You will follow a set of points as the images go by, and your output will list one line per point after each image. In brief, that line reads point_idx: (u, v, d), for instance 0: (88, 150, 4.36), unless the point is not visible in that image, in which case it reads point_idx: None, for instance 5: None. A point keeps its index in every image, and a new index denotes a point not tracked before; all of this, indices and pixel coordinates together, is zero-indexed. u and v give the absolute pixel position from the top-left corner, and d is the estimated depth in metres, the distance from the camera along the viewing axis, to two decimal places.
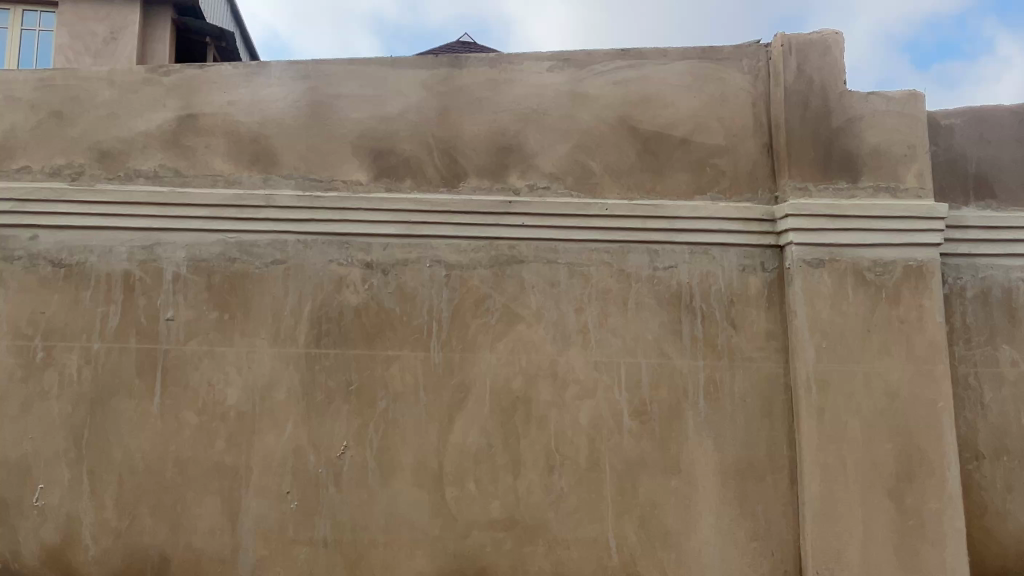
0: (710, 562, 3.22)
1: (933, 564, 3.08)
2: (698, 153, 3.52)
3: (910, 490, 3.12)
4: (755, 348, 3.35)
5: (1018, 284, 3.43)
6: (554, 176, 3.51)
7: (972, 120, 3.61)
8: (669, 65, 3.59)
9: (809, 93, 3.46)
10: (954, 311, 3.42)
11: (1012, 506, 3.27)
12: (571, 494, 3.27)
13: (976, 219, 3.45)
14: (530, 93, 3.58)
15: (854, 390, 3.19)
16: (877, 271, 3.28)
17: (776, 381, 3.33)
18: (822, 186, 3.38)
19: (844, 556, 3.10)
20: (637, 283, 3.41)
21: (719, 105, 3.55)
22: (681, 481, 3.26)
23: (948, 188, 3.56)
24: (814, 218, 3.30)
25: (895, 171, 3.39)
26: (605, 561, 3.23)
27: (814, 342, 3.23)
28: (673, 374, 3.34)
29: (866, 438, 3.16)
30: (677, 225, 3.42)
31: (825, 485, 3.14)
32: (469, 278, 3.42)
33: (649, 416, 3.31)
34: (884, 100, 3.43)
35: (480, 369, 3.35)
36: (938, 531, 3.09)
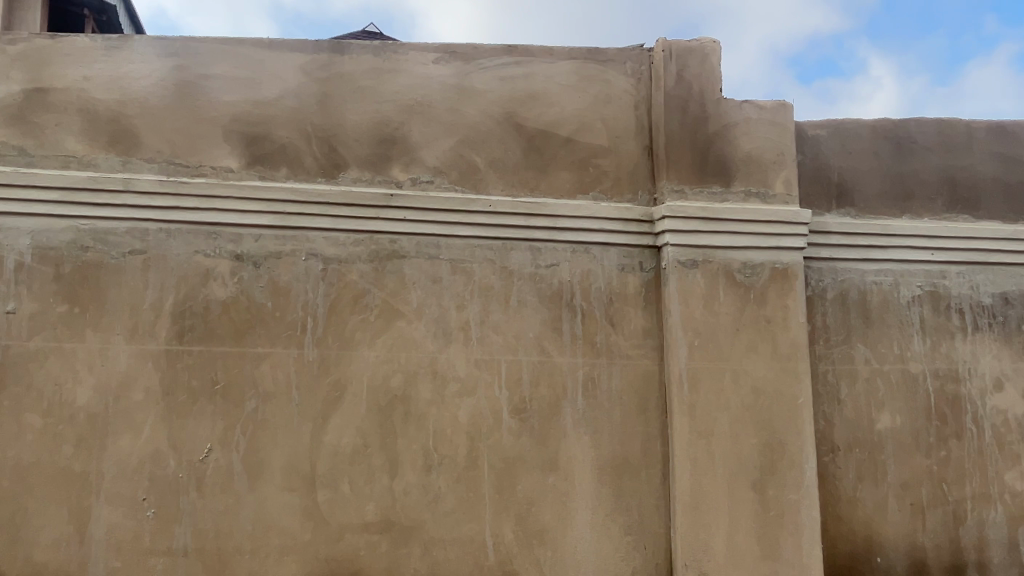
0: (585, 557, 3.25)
1: (791, 552, 3.24)
2: (582, 152, 3.55)
3: (772, 482, 3.27)
4: (632, 346, 3.42)
5: (871, 287, 3.68)
6: (438, 170, 3.44)
7: (836, 132, 3.83)
8: (556, 65, 3.60)
9: (688, 98, 3.56)
10: (816, 312, 3.62)
11: (862, 494, 3.51)
12: (448, 494, 3.22)
13: (836, 226, 3.67)
14: (414, 84, 3.49)
15: (723, 387, 3.31)
16: (747, 272, 3.42)
17: (652, 379, 3.41)
18: (698, 190, 3.49)
19: (711, 547, 3.21)
20: (519, 280, 3.40)
21: (603, 106, 3.60)
22: (559, 477, 3.28)
23: (814, 195, 3.75)
24: (689, 220, 3.40)
25: (765, 177, 3.54)
26: (481, 561, 3.19)
27: (686, 340, 3.33)
28: (553, 371, 3.35)
29: (733, 432, 3.28)
30: (559, 223, 3.43)
31: (694, 479, 3.24)
32: (347, 272, 3.30)
33: (528, 414, 3.30)
34: (756, 109, 3.58)
35: (358, 367, 3.24)
36: (795, 520, 3.26)
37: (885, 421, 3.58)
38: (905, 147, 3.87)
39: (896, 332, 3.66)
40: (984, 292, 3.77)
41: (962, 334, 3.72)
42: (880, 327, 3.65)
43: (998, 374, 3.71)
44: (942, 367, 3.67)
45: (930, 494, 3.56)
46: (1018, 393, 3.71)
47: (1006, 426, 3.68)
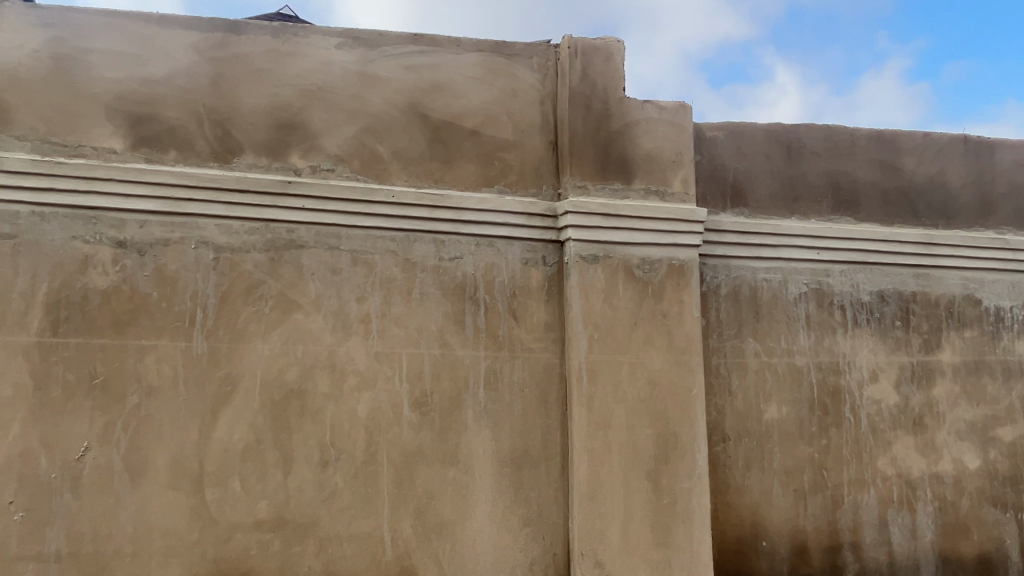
0: (484, 550, 3.26)
1: (682, 539, 3.35)
2: (487, 145, 3.54)
3: (665, 471, 3.38)
4: (534, 340, 3.45)
5: (762, 284, 3.85)
6: (339, 159, 3.35)
7: (732, 135, 3.98)
8: (462, 56, 3.57)
9: (592, 95, 3.60)
10: (710, 307, 3.75)
11: (749, 481, 3.67)
12: (345, 490, 3.15)
13: (730, 224, 3.81)
14: (315, 68, 3.38)
15: (620, 379, 3.39)
16: (645, 268, 3.51)
17: (553, 371, 3.45)
18: (600, 186, 3.54)
19: (607, 536, 3.28)
20: (422, 273, 3.36)
21: (509, 100, 3.60)
22: (459, 471, 3.27)
23: (710, 195, 3.89)
24: (591, 216, 3.45)
25: (664, 175, 3.63)
26: (378, 557, 3.15)
27: (586, 334, 3.38)
28: (455, 364, 3.34)
29: (629, 423, 3.37)
30: (463, 215, 3.41)
31: (591, 469, 3.30)
32: (241, 262, 3.17)
33: (429, 407, 3.27)
34: (657, 109, 3.68)
35: (251, 361, 3.13)
36: (687, 507, 3.38)
37: (772, 411, 3.76)
38: (796, 151, 4.06)
39: (783, 327, 3.85)
40: (863, 290, 4.01)
41: (843, 328, 3.95)
42: (769, 322, 3.83)
43: (874, 366, 3.97)
44: (825, 360, 3.89)
45: (811, 480, 3.77)
46: (891, 385, 3.98)
47: (880, 415, 3.94)
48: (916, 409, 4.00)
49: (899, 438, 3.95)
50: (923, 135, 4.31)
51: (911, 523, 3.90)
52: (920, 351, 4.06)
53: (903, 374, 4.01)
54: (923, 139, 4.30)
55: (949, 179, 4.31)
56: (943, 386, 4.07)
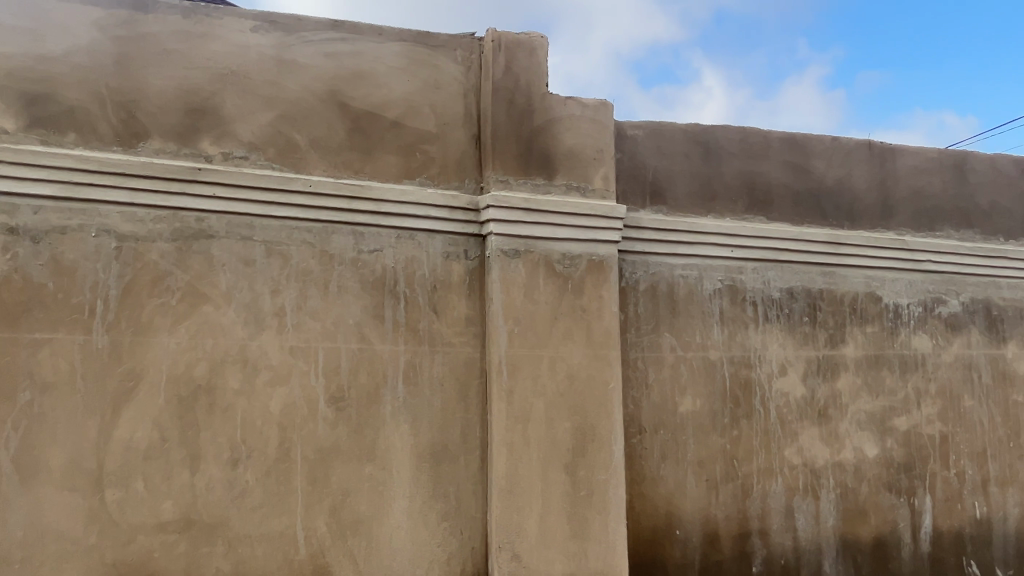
0: (401, 545, 3.23)
1: (598, 530, 3.41)
2: (409, 137, 3.49)
3: (583, 463, 3.42)
4: (455, 334, 3.43)
5: (679, 280, 3.95)
6: (254, 146, 3.24)
7: (652, 134, 4.06)
8: (384, 45, 3.50)
9: (515, 90, 3.60)
10: (629, 303, 3.83)
11: (664, 472, 3.77)
12: (256, 488, 3.06)
13: (649, 222, 3.89)
14: (229, 52, 3.25)
15: (539, 373, 3.41)
16: (565, 263, 3.54)
17: (473, 366, 3.44)
18: (522, 181, 3.55)
19: (524, 529, 3.29)
20: (340, 265, 3.29)
21: (432, 91, 3.56)
22: (376, 467, 3.22)
23: (630, 192, 3.96)
24: (512, 211, 3.46)
25: (585, 172, 3.67)
26: (291, 556, 3.07)
27: (506, 328, 3.38)
28: (373, 359, 3.28)
29: (548, 417, 3.39)
30: (383, 207, 3.36)
31: (510, 463, 3.31)
32: (146, 252, 3.03)
33: (345, 403, 3.21)
34: (579, 106, 3.70)
35: (156, 355, 2.99)
36: (603, 499, 3.44)
37: (687, 404, 3.86)
38: (713, 151, 4.18)
39: (698, 322, 3.96)
40: (774, 286, 4.17)
41: (754, 324, 4.10)
42: (685, 318, 3.94)
43: (783, 360, 4.14)
44: (737, 354, 4.03)
45: (723, 470, 3.90)
46: (798, 378, 4.16)
47: (788, 407, 4.11)
48: (821, 401, 4.19)
49: (805, 428, 4.14)
50: (832, 140, 4.51)
51: (815, 509, 4.09)
52: (826, 345, 4.26)
53: (810, 367, 4.20)
54: (831, 143, 4.50)
55: (855, 182, 4.52)
56: (846, 379, 4.28)
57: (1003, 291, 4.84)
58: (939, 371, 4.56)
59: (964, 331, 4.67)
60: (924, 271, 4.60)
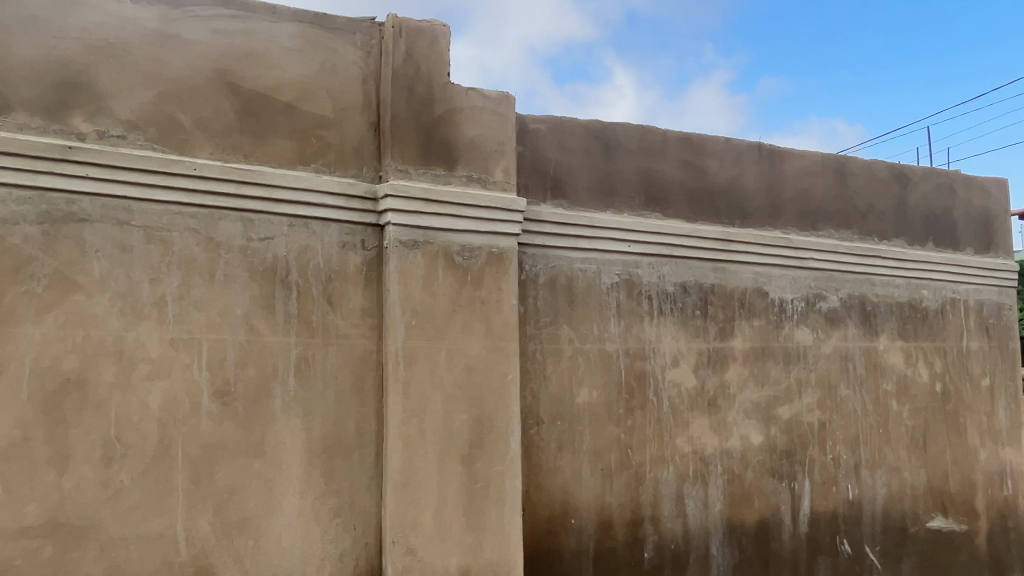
0: (290, 543, 3.13)
1: (494, 522, 3.42)
2: (304, 122, 3.38)
3: (480, 456, 3.42)
4: (350, 325, 3.35)
5: (577, 273, 4.01)
6: (133, 125, 3.04)
7: (554, 128, 4.09)
8: (278, 25, 3.36)
9: (416, 78, 3.53)
10: (528, 296, 3.85)
11: (561, 462, 3.82)
12: (132, 488, 2.88)
13: (549, 215, 3.93)
14: (105, 22, 3.03)
15: (437, 365, 3.37)
16: (465, 255, 3.51)
17: (369, 358, 3.38)
18: (422, 171, 3.50)
19: (419, 523, 3.26)
20: (227, 253, 3.14)
21: (329, 76, 3.45)
22: (264, 463, 3.11)
23: (532, 185, 3.97)
24: (411, 201, 3.40)
25: (486, 164, 3.66)
26: (170, 558, 2.92)
27: (404, 320, 3.32)
28: (263, 351, 3.16)
29: (446, 409, 3.36)
30: (275, 194, 3.24)
31: (405, 456, 3.26)
32: (7, 235, 2.79)
33: (231, 397, 3.07)
34: (481, 97, 3.68)
35: (17, 347, 2.76)
36: (500, 491, 3.45)
37: (584, 395, 3.93)
38: (612, 148, 4.26)
39: (596, 315, 4.04)
40: (668, 281, 4.31)
41: (649, 317, 4.22)
42: (583, 311, 4.00)
43: (676, 352, 4.28)
44: (633, 346, 4.14)
45: (617, 459, 4.00)
46: (690, 369, 4.32)
47: (680, 398, 4.26)
48: (711, 392, 4.37)
49: (696, 418, 4.30)
50: (725, 140, 4.69)
51: (703, 495, 4.27)
52: (716, 338, 4.44)
53: (701, 359, 4.36)
54: (725, 143, 4.68)
55: (746, 182, 4.73)
56: (734, 370, 4.48)
57: (876, 287, 5.20)
58: (818, 362, 4.84)
59: (841, 324, 4.98)
60: (806, 268, 4.87)
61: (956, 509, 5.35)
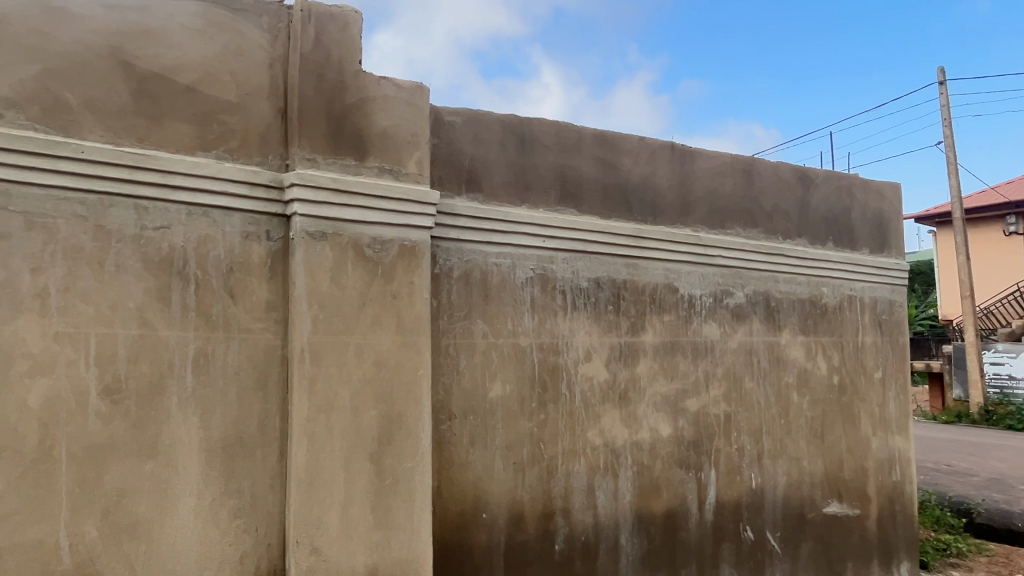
0: (186, 546, 3.00)
1: (403, 518, 3.38)
2: (205, 105, 3.22)
3: (389, 452, 3.37)
4: (253, 319, 3.23)
5: (492, 267, 4.00)
6: (12, 102, 2.82)
7: (470, 121, 4.06)
8: (178, 2, 3.19)
9: (326, 65, 3.43)
10: (442, 290, 3.81)
11: (473, 457, 3.81)
12: (9, 493, 2.68)
13: (463, 208, 3.90)
14: None
15: (345, 361, 3.28)
16: (376, 248, 3.44)
17: (274, 353, 3.26)
18: (331, 160, 3.40)
19: (325, 522, 3.18)
20: (118, 242, 2.97)
21: (233, 58, 3.30)
22: (158, 463, 2.96)
23: (446, 178, 3.93)
24: (319, 191, 3.31)
25: (398, 155, 3.59)
26: (51, 567, 2.74)
27: (310, 313, 3.22)
28: (157, 346, 3.00)
29: (354, 405, 3.29)
30: (172, 180, 3.08)
31: (311, 454, 3.17)
32: None
33: (122, 394, 2.91)
34: (394, 87, 3.61)
35: None
36: (409, 487, 3.41)
37: (497, 389, 3.93)
38: (528, 143, 4.27)
39: (510, 310, 4.04)
40: (582, 276, 4.36)
41: (563, 312, 4.26)
42: (497, 305, 4.00)
43: (588, 347, 4.34)
44: (546, 341, 4.17)
45: (529, 453, 4.02)
46: (602, 363, 4.39)
47: (592, 391, 4.32)
48: (622, 385, 4.46)
49: (607, 411, 4.38)
50: (639, 139, 4.78)
51: (614, 487, 4.35)
52: (627, 333, 4.53)
53: (612, 353, 4.44)
54: (638, 142, 4.77)
55: (658, 180, 4.83)
56: (644, 364, 4.58)
57: (780, 284, 5.42)
58: (725, 356, 5.01)
59: (747, 320, 5.17)
60: (715, 265, 5.03)
61: (850, 495, 5.66)
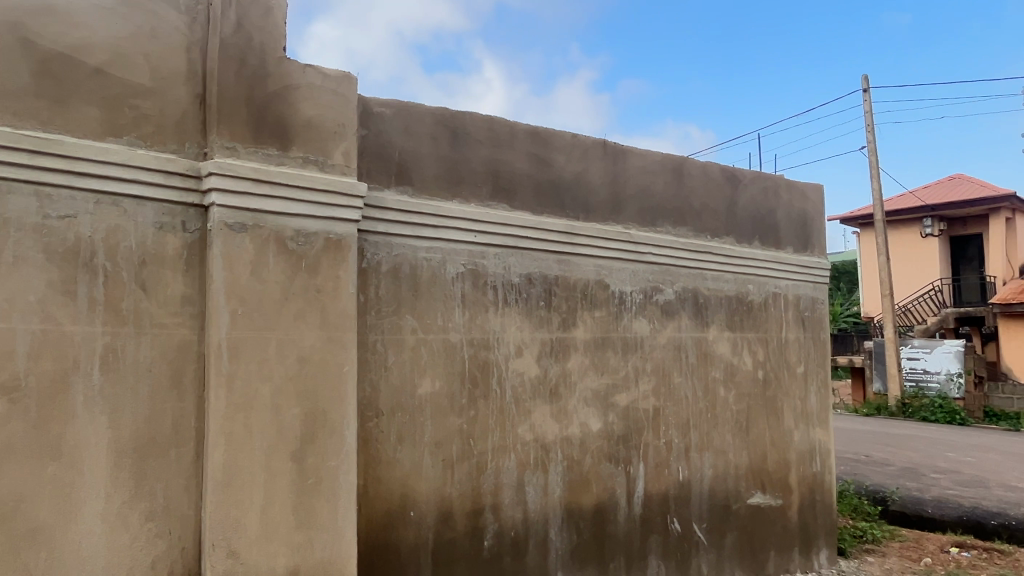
0: (92, 553, 2.85)
1: (326, 519, 3.30)
2: (115, 89, 3.06)
3: (312, 450, 3.28)
4: (168, 314, 3.09)
5: (421, 262, 3.95)
6: None
7: (400, 113, 3.98)
8: None
9: (247, 50, 3.31)
10: (369, 284, 3.74)
11: (400, 455, 3.75)
12: None
13: (392, 202, 3.83)
14: None
15: (266, 357, 3.18)
16: (299, 241, 3.34)
17: (190, 349, 3.13)
18: (252, 149, 3.29)
19: (243, 524, 3.07)
20: (17, 232, 2.78)
21: (146, 40, 3.15)
22: (61, 466, 2.80)
23: (375, 170, 3.84)
24: (239, 181, 3.19)
25: (324, 146, 3.50)
26: None
27: (229, 308, 3.11)
28: (61, 342, 2.83)
29: (275, 403, 3.19)
30: (78, 166, 2.91)
31: (228, 454, 3.06)
32: None
33: (21, 394, 2.73)
34: (320, 76, 3.51)
35: None
36: (333, 486, 3.33)
37: (426, 385, 3.89)
38: (460, 136, 4.22)
39: (440, 305, 4.00)
40: (513, 272, 4.35)
41: (493, 307, 4.24)
42: (427, 300, 3.95)
43: (519, 343, 4.33)
44: (476, 336, 4.14)
45: (458, 449, 3.99)
46: (533, 359, 4.39)
47: (523, 387, 4.32)
48: (552, 381, 4.47)
49: (538, 407, 4.38)
50: (572, 136, 4.79)
51: (544, 482, 4.37)
52: (558, 329, 4.54)
53: (543, 349, 4.45)
54: (571, 138, 4.78)
55: (590, 177, 4.87)
56: (575, 360, 4.61)
57: (708, 281, 5.54)
58: (654, 352, 5.09)
59: (676, 316, 5.27)
60: (645, 262, 5.10)
61: (773, 485, 5.84)
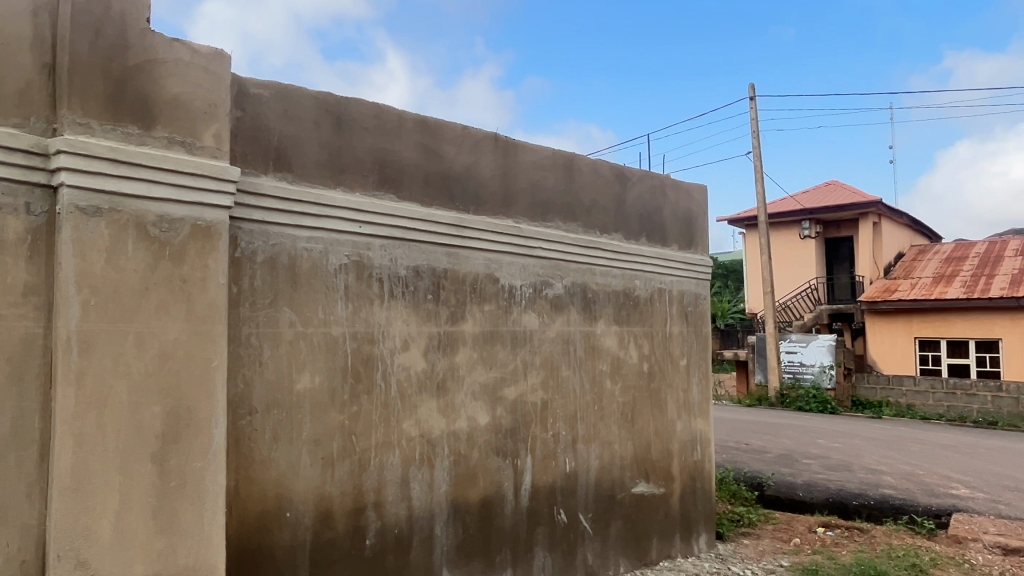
0: None
1: (190, 523, 3.11)
2: None
3: (175, 451, 3.08)
4: (7, 304, 2.80)
5: (301, 252, 3.79)
6: None
7: (279, 96, 3.80)
8: None
9: (104, 19, 3.05)
10: (243, 275, 3.55)
11: (276, 454, 3.59)
12: None
13: (269, 189, 3.66)
14: None
15: (123, 352, 2.95)
16: (163, 227, 3.12)
17: (34, 344, 2.85)
18: (109, 127, 3.03)
19: (94, 533, 2.84)
20: None
21: None
22: None
23: (250, 155, 3.65)
24: (92, 160, 2.94)
25: (192, 126, 3.28)
26: None
27: (80, 298, 2.85)
28: None
29: (132, 400, 2.96)
30: None
31: (78, 457, 2.81)
32: None
33: None
34: (188, 51, 3.29)
35: None
36: (198, 488, 3.15)
37: (305, 381, 3.74)
38: (344, 123, 4.08)
39: (321, 297, 3.86)
40: (400, 264, 4.26)
41: (379, 300, 4.13)
42: (307, 292, 3.80)
43: (405, 336, 4.25)
44: (360, 330, 4.02)
45: (339, 446, 3.86)
46: (419, 353, 4.32)
47: (409, 381, 4.24)
48: (439, 375, 4.42)
49: (424, 401, 4.32)
50: (462, 127, 4.74)
51: (429, 478, 4.31)
52: (446, 322, 4.49)
53: (430, 343, 4.39)
54: (462, 130, 4.73)
55: (480, 170, 4.84)
56: (463, 354, 4.57)
57: (596, 276, 5.65)
58: (543, 345, 5.14)
59: (565, 310, 5.34)
60: (535, 256, 5.14)
61: (656, 474, 6.05)
